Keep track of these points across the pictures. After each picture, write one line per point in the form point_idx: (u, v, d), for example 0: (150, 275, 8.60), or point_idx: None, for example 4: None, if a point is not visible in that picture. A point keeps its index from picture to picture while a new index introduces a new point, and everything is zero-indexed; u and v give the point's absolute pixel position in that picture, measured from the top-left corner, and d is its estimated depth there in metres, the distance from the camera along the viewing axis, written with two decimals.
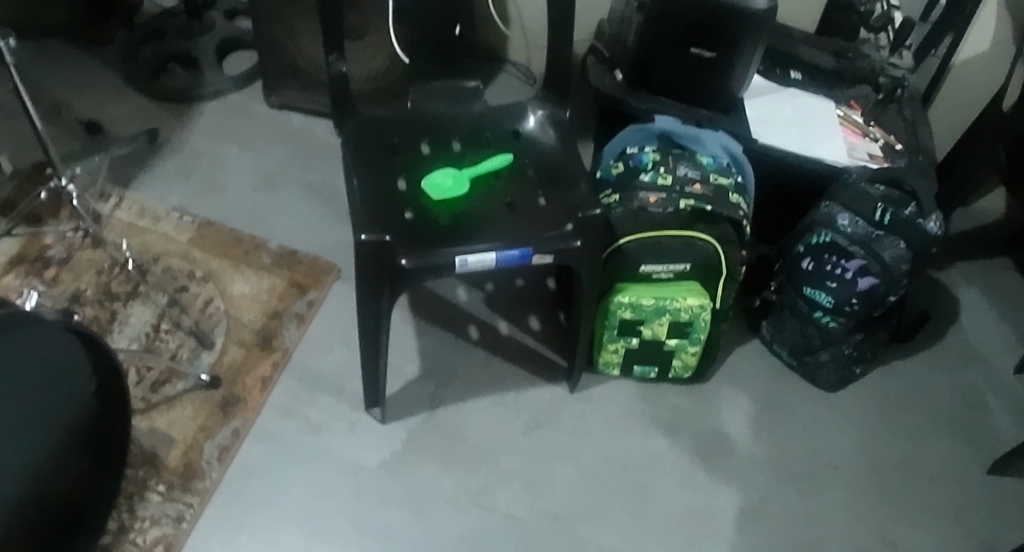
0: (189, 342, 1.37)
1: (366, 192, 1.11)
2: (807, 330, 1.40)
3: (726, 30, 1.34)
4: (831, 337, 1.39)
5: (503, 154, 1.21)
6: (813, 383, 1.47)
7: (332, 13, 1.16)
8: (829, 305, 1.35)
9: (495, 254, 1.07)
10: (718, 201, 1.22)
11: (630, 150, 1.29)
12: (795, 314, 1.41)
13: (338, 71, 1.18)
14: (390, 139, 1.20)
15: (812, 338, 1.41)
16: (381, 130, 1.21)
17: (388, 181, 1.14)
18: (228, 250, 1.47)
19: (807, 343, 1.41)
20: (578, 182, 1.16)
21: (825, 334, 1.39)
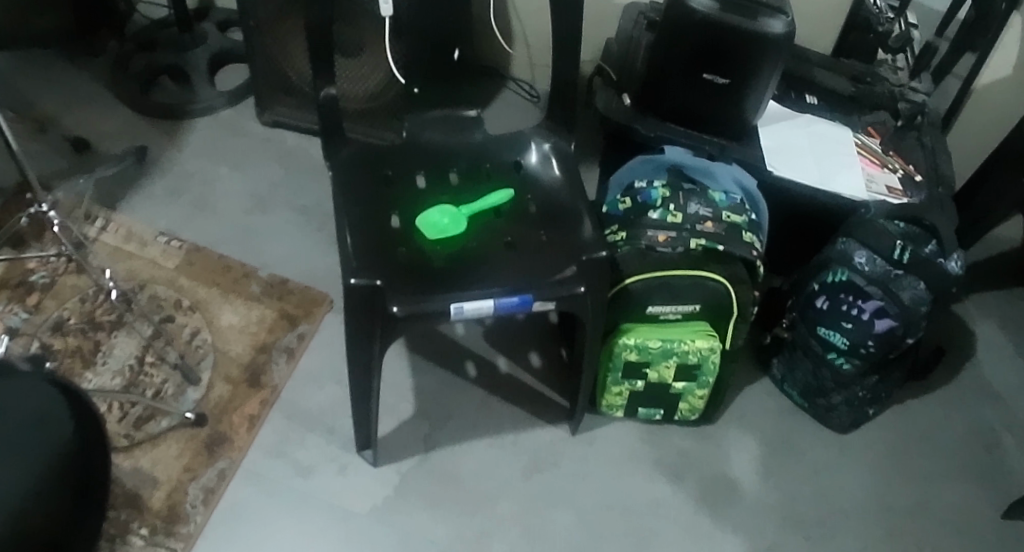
0: (174, 377, 1.30)
1: (359, 230, 1.05)
2: (820, 371, 1.34)
3: (740, 55, 1.27)
4: (844, 379, 1.33)
5: (503, 189, 1.14)
6: (824, 425, 1.41)
7: (325, 39, 1.09)
8: (843, 346, 1.29)
9: (493, 301, 0.99)
10: (731, 240, 1.15)
11: (638, 184, 1.23)
12: (807, 354, 1.35)
13: (330, 100, 1.12)
14: (384, 170, 1.13)
15: (825, 379, 1.35)
16: (375, 159, 1.14)
17: (380, 218, 1.08)
18: (217, 278, 1.41)
19: (820, 385, 1.36)
20: (580, 219, 1.10)
21: (839, 376, 1.33)
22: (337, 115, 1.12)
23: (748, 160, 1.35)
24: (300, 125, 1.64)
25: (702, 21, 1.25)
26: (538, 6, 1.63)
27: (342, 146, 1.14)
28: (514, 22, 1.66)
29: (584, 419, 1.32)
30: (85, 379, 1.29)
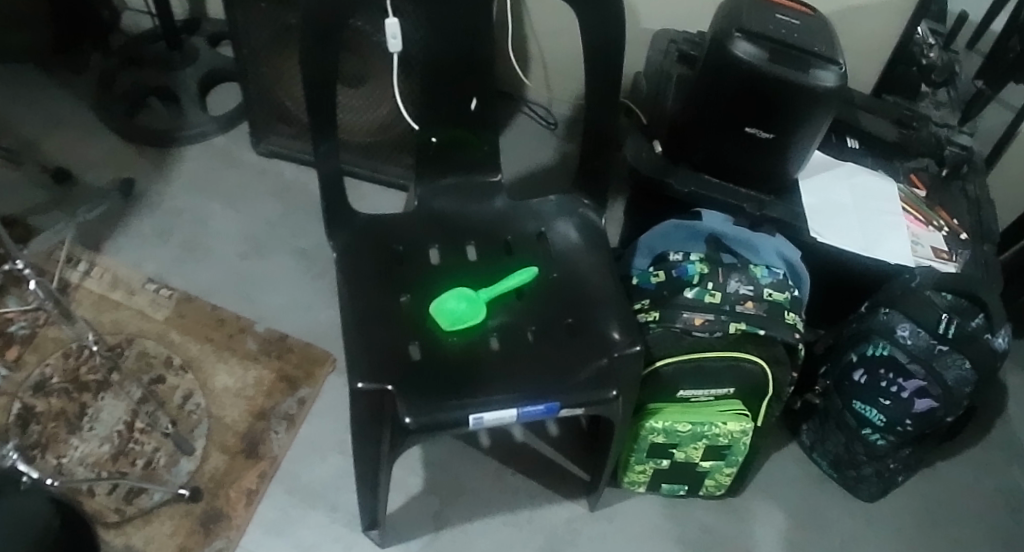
0: (166, 445, 1.21)
1: (369, 320, 0.94)
2: (853, 445, 1.28)
3: (785, 109, 1.16)
4: (878, 454, 1.26)
5: (525, 267, 1.04)
6: (853, 493, 1.35)
7: (326, 102, 0.97)
8: (879, 423, 1.23)
9: (516, 410, 0.90)
10: (772, 323, 1.07)
11: (673, 255, 1.13)
12: (840, 425, 1.29)
13: (335, 168, 1.01)
14: (392, 246, 1.02)
15: (857, 451, 1.28)
16: (385, 231, 1.03)
17: (389, 304, 0.97)
18: (210, 332, 1.32)
19: (852, 457, 1.29)
20: (609, 304, 1.01)
21: (872, 451, 1.26)
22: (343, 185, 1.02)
23: (784, 219, 1.27)
24: (300, 157, 1.54)
25: (746, 71, 1.14)
26: (558, 29, 1.59)
27: (345, 218, 1.03)
28: (532, 41, 1.63)
29: (604, 494, 1.27)
30: (70, 446, 1.19)
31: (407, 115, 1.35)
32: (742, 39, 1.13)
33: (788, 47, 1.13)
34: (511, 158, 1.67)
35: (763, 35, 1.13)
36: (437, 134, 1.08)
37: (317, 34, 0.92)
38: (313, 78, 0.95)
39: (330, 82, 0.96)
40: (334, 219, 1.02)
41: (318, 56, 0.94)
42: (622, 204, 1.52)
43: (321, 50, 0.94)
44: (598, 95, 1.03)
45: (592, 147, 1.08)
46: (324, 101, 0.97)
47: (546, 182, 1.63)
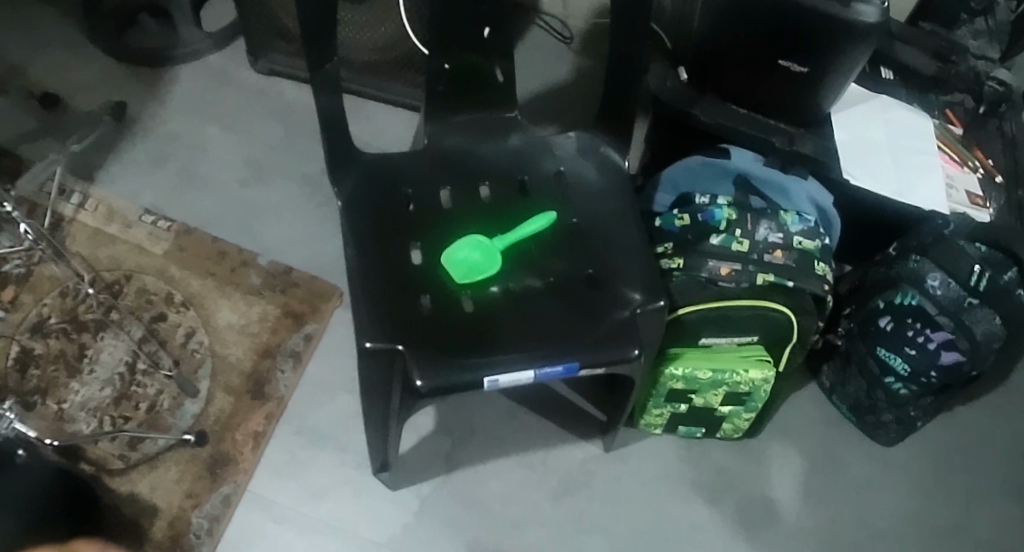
0: (169, 389, 1.20)
1: (377, 271, 0.90)
2: (874, 392, 1.25)
3: (821, 43, 1.09)
4: (899, 402, 1.24)
5: (544, 211, 0.97)
6: (870, 437, 1.33)
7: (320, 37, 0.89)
8: (903, 372, 1.20)
9: (533, 371, 0.86)
10: (802, 275, 1.02)
11: (699, 198, 1.08)
12: (862, 371, 1.25)
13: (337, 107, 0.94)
14: (402, 189, 0.96)
15: (878, 398, 1.26)
16: (393, 171, 0.97)
17: (399, 253, 0.92)
18: (212, 267, 1.27)
19: (872, 404, 1.27)
20: (633, 252, 0.95)
21: (893, 399, 1.24)
22: (342, 125, 0.94)
23: (818, 155, 1.19)
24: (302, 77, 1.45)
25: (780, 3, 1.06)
26: None
27: (350, 159, 0.96)
28: None
29: (619, 436, 1.24)
30: (71, 391, 1.19)
31: (417, 43, 1.30)
32: None
33: None
34: (525, 75, 1.56)
35: None
36: (449, 60, 0.98)
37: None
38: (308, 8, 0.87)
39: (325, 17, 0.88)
40: (336, 163, 0.94)
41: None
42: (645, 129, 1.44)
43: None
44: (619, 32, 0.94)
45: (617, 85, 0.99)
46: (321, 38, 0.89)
47: (562, 102, 1.53)
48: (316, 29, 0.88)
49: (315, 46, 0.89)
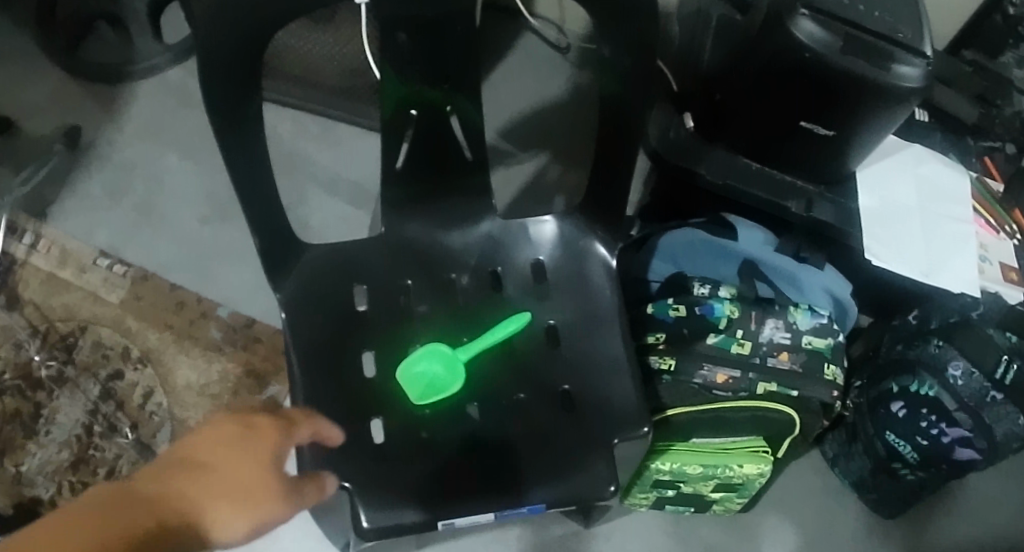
0: (129, 453, 1.15)
1: (319, 389, 0.80)
2: (880, 473, 1.20)
3: (851, 107, 0.96)
4: (905, 486, 1.19)
5: (520, 313, 0.86)
6: (872, 509, 1.28)
7: (243, 145, 0.71)
8: (912, 459, 1.13)
9: (494, 513, 0.78)
10: (808, 382, 0.93)
11: (700, 286, 0.95)
12: (868, 452, 1.20)
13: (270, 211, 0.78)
14: (354, 285, 0.86)
15: (881, 479, 1.21)
16: (339, 265, 0.86)
17: (350, 365, 0.82)
18: (170, 318, 1.24)
19: (876, 485, 1.23)
20: (614, 365, 0.84)
21: (899, 483, 1.19)
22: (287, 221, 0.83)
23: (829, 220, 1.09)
24: (295, 102, 1.37)
25: (808, 61, 0.92)
26: None
27: (298, 254, 0.84)
28: None
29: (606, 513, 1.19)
30: (28, 453, 1.13)
31: (371, 62, 1.16)
32: (808, 19, 0.91)
33: (868, 36, 0.92)
34: (517, 90, 1.46)
35: (836, 16, 0.91)
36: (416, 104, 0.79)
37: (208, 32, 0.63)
38: (223, 105, 0.68)
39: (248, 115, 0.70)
40: (275, 264, 0.82)
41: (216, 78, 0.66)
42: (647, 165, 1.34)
43: (227, 73, 0.66)
44: (617, 110, 0.76)
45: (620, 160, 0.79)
46: (248, 147, 0.71)
47: (553, 128, 1.43)
48: (237, 131, 0.70)
49: (242, 152, 0.71)
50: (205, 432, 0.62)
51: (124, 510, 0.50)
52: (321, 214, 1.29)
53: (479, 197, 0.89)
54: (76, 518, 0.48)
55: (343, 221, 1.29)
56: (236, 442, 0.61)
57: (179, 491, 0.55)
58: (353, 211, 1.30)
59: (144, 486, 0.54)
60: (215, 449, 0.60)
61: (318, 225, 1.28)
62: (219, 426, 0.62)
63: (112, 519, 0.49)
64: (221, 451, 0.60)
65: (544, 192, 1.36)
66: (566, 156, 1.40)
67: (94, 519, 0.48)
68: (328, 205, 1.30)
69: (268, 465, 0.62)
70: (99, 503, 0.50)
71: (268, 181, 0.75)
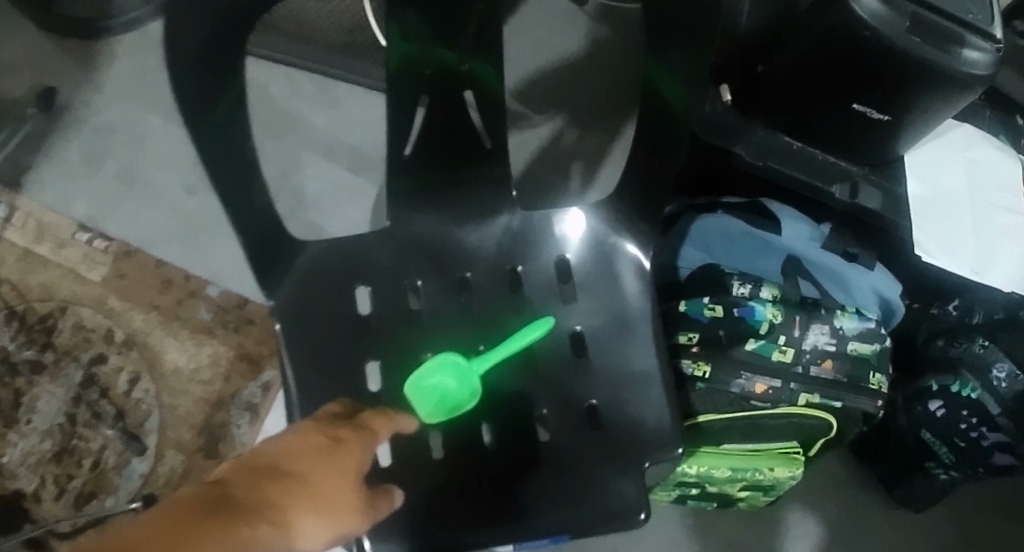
0: (116, 444, 1.10)
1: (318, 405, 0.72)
2: (914, 476, 1.15)
3: (910, 90, 0.88)
4: (939, 491, 1.15)
5: (542, 320, 0.76)
6: (899, 502, 1.22)
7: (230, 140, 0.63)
8: (948, 461, 1.10)
9: (513, 543, 0.71)
10: (851, 392, 0.87)
11: (739, 287, 0.86)
12: (900, 453, 1.16)
13: (258, 210, 0.69)
14: (354, 284, 0.77)
15: (913, 480, 1.16)
16: (336, 263, 0.77)
17: (352, 377, 0.73)
18: (155, 298, 1.17)
19: (909, 487, 1.17)
20: (645, 376, 0.75)
21: (934, 487, 1.15)
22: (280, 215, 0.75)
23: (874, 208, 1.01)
24: (290, 59, 1.26)
25: (868, 41, 0.83)
26: None
27: (293, 251, 0.76)
28: None
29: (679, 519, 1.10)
30: (10, 443, 1.09)
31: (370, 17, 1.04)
32: None
33: (929, 13, 0.83)
34: (533, 45, 1.34)
35: None
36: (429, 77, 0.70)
37: (188, 15, 0.56)
38: (199, 94, 0.59)
39: (226, 108, 0.63)
40: (265, 267, 0.72)
41: (195, 62, 0.59)
42: None
43: None
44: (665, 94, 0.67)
45: (660, 153, 0.71)
46: (233, 143, 0.64)
47: (571, 90, 1.31)
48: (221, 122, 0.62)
49: (225, 144, 0.63)
50: (287, 442, 0.56)
51: (209, 514, 0.44)
52: (318, 181, 1.19)
53: (494, 184, 0.81)
54: (157, 519, 0.42)
55: (342, 189, 1.19)
56: (321, 452, 0.56)
57: (268, 496, 0.49)
58: (352, 178, 1.20)
59: (230, 490, 0.48)
60: (299, 458, 0.54)
61: (314, 194, 1.18)
62: (304, 437, 0.57)
63: (198, 521, 0.43)
64: (306, 460, 0.54)
65: (561, 159, 1.26)
66: (584, 119, 1.29)
67: (176, 520, 0.42)
68: (323, 171, 1.20)
69: (354, 478, 0.56)
70: (183, 505, 0.44)
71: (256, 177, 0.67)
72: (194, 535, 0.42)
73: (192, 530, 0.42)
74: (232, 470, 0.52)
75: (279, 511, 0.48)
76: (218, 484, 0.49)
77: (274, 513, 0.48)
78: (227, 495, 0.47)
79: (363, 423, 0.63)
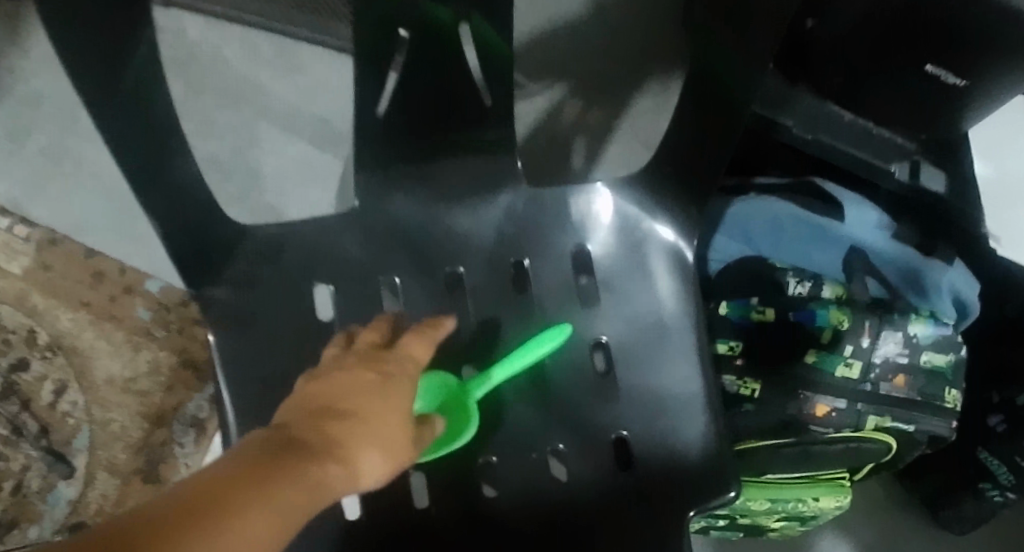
0: (38, 466, 0.92)
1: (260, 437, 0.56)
2: (962, 498, 1.00)
3: (988, 56, 0.67)
4: (988, 515, 1.00)
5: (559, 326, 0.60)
6: (942, 526, 1.07)
7: None
8: (1006, 482, 0.94)
9: None
10: (926, 414, 0.73)
11: (795, 285, 0.71)
12: (948, 470, 1.00)
13: (157, 183, 0.53)
14: (312, 282, 0.60)
15: (961, 502, 1.01)
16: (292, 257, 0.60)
17: None
18: (87, 294, 0.99)
19: (955, 509, 1.02)
20: (687, 401, 0.58)
21: (984, 511, 0.99)
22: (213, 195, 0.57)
23: (941, 191, 0.85)
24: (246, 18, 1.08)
25: None
26: None
27: (230, 240, 0.59)
28: None
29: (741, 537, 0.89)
30: None
31: None
32: None
33: None
34: None
35: None
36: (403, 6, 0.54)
37: None
38: None
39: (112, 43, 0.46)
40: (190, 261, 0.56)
41: None
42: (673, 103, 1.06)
43: None
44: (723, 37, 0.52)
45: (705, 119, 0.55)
46: None
47: None
48: None
49: None
50: (331, 378, 0.47)
51: (267, 464, 0.37)
52: (276, 157, 1.01)
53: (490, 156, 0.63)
54: (211, 474, 0.36)
55: (304, 166, 1.01)
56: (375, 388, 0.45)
57: (323, 438, 0.41)
58: (316, 153, 1.01)
59: (286, 432, 0.41)
60: (352, 392, 0.45)
61: (271, 172, 1.00)
62: (348, 370, 0.46)
63: (252, 476, 0.36)
64: (356, 396, 0.44)
65: (560, 136, 1.08)
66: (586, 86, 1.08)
67: (231, 471, 0.36)
68: (283, 145, 1.02)
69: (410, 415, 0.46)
70: (239, 455, 0.38)
71: (160, 139, 0.53)
72: (262, 485, 0.36)
73: (252, 483, 0.35)
74: (282, 413, 0.44)
75: (339, 454, 0.40)
76: (273, 428, 0.42)
77: (329, 461, 0.40)
78: (287, 438, 0.40)
79: (407, 350, 0.51)
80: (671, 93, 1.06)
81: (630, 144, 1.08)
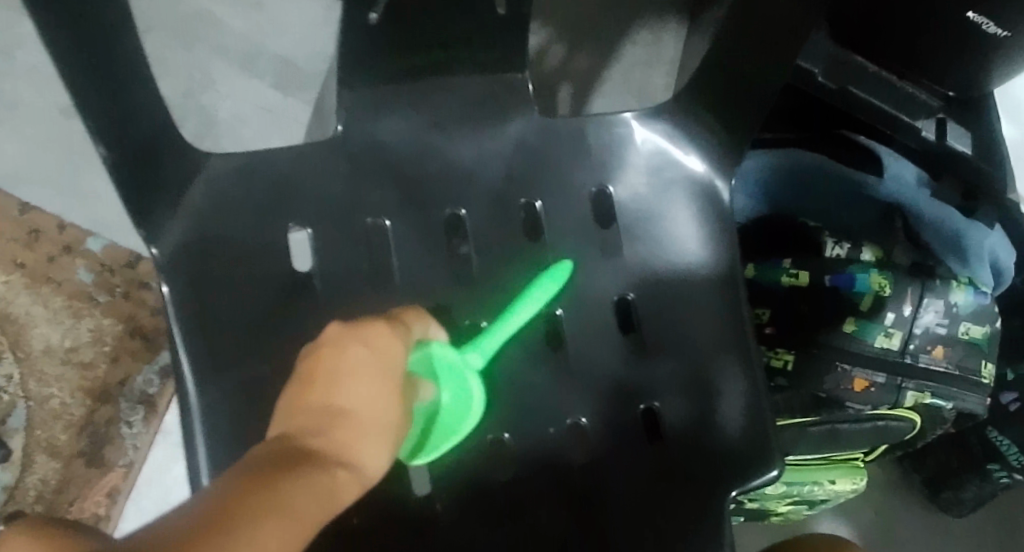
0: None
1: (221, 410, 0.47)
2: (964, 485, 0.90)
3: None
4: (989, 499, 0.91)
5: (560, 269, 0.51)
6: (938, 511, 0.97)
7: None
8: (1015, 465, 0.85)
9: None
10: (962, 390, 0.67)
11: (839, 250, 0.65)
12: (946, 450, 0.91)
13: (107, 107, 0.44)
14: (286, 225, 0.50)
15: (960, 484, 0.91)
16: (256, 196, 0.51)
17: (275, 369, 0.48)
18: (18, 253, 0.87)
19: (954, 496, 0.92)
20: (722, 365, 0.51)
21: (984, 496, 0.90)
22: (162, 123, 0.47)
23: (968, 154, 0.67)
24: None
25: None
26: None
27: (186, 173, 0.50)
28: None
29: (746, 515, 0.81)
30: None
31: None
32: None
33: None
34: None
35: None
36: None
37: None
38: None
39: None
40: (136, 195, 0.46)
41: None
42: (672, 54, 0.95)
43: None
44: None
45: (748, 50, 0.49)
46: None
47: None
48: None
49: None
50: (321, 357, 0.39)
51: (273, 485, 0.30)
52: (233, 102, 0.91)
53: (489, 83, 0.54)
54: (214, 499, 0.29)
55: (265, 113, 0.91)
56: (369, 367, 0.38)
57: (333, 437, 0.35)
58: (277, 98, 0.92)
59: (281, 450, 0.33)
60: (351, 377, 0.37)
61: (229, 118, 0.90)
62: (340, 343, 0.39)
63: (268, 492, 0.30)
64: (354, 380, 0.37)
65: (543, 83, 0.93)
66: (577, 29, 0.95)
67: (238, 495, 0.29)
68: (243, 89, 0.92)
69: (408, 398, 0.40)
70: (238, 470, 0.31)
71: (105, 56, 0.43)
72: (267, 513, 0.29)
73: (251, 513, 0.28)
74: (278, 422, 0.38)
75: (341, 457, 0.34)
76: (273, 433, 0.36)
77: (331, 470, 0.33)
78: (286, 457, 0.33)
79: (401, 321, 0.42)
80: (667, 45, 0.95)
81: (619, 95, 0.93)
